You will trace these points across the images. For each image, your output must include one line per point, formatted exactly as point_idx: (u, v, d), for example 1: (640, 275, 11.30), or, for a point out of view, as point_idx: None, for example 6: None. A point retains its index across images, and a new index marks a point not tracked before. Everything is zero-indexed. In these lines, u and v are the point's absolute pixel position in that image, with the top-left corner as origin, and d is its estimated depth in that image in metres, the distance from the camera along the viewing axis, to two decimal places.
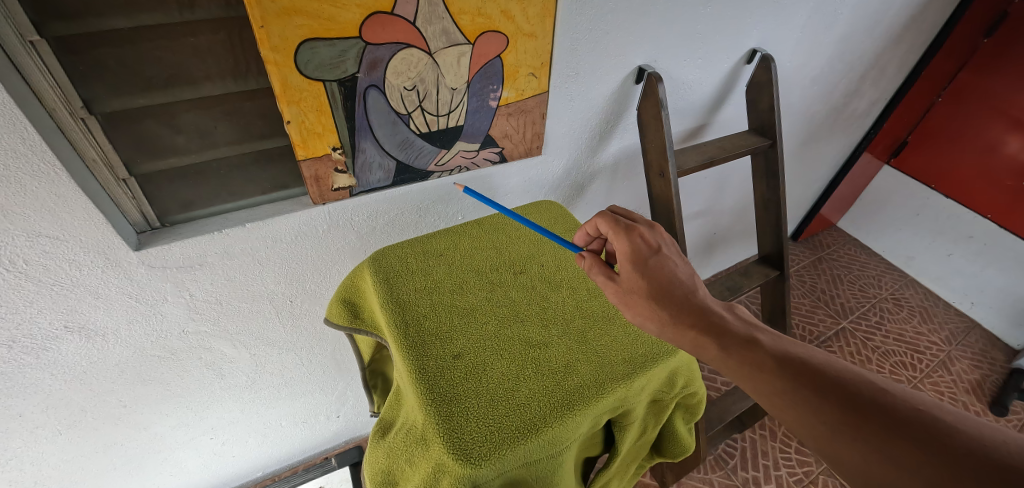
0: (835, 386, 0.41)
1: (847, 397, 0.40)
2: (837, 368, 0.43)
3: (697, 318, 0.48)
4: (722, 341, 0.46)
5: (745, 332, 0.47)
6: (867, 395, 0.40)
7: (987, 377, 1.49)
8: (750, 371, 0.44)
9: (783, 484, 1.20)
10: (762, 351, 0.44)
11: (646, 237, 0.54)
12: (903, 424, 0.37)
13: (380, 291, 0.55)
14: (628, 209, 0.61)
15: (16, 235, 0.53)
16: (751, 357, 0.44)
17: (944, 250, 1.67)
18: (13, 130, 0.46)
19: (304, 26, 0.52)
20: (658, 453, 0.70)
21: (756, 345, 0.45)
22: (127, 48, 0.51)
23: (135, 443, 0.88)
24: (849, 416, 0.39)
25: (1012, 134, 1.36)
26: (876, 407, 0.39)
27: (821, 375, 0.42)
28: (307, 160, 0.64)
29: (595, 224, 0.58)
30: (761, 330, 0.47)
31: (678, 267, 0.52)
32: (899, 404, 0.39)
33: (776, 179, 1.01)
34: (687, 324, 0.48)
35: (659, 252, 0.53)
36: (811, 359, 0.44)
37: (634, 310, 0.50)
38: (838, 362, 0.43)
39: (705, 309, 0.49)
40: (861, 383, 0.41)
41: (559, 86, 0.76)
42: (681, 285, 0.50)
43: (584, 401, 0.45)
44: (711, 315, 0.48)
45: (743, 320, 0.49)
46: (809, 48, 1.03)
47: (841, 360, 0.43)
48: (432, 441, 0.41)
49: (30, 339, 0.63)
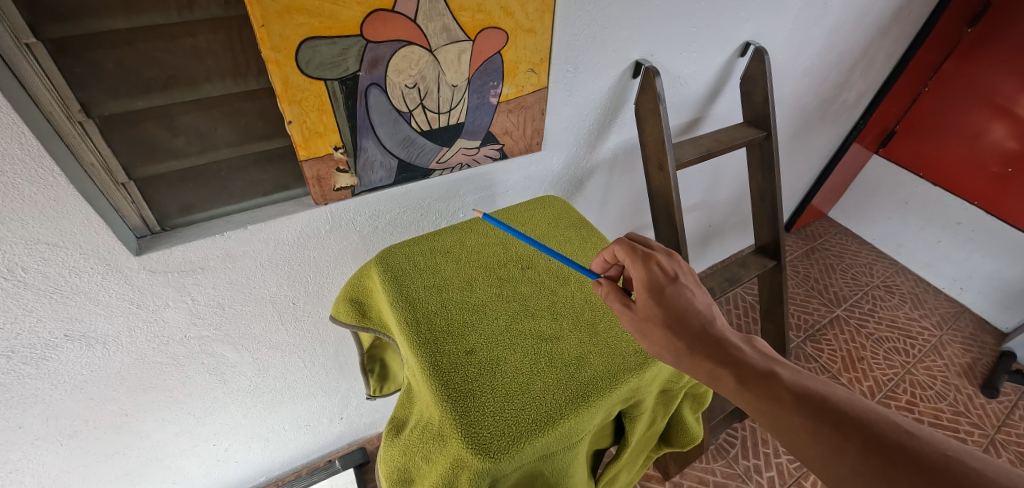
0: (857, 428, 0.40)
1: (868, 439, 0.39)
2: (857, 406, 0.42)
3: (714, 349, 0.46)
4: (738, 374, 0.44)
5: (765, 366, 0.45)
6: (890, 438, 0.39)
7: (978, 361, 1.52)
8: (767, 406, 0.43)
9: (784, 470, 1.22)
10: (781, 387, 0.43)
11: (663, 266, 0.52)
12: (928, 471, 0.36)
13: (389, 289, 0.54)
14: (647, 237, 0.59)
15: (14, 242, 0.52)
16: (771, 394, 0.43)
17: (933, 237, 1.71)
18: (10, 135, 0.45)
19: (305, 24, 0.52)
20: (666, 443, 0.71)
21: (776, 380, 0.44)
22: (125, 49, 0.50)
23: (137, 451, 0.88)
24: (873, 461, 0.38)
25: (997, 122, 1.39)
26: (900, 452, 0.38)
27: (841, 414, 0.41)
28: (309, 160, 0.63)
29: (612, 251, 0.56)
30: (779, 364, 0.46)
31: (697, 297, 0.50)
32: (926, 449, 0.37)
33: (771, 170, 1.02)
34: (702, 354, 0.46)
35: (676, 280, 0.51)
36: (832, 396, 0.43)
37: (648, 339, 0.48)
38: (861, 402, 0.42)
39: (724, 341, 0.47)
40: (885, 425, 0.39)
41: (558, 82, 0.76)
42: (699, 316, 0.48)
43: (598, 393, 0.45)
44: (730, 348, 0.46)
45: (761, 353, 0.47)
46: (800, 41, 1.04)
47: (864, 400, 0.42)
48: (450, 437, 0.41)
49: (29, 349, 0.62)
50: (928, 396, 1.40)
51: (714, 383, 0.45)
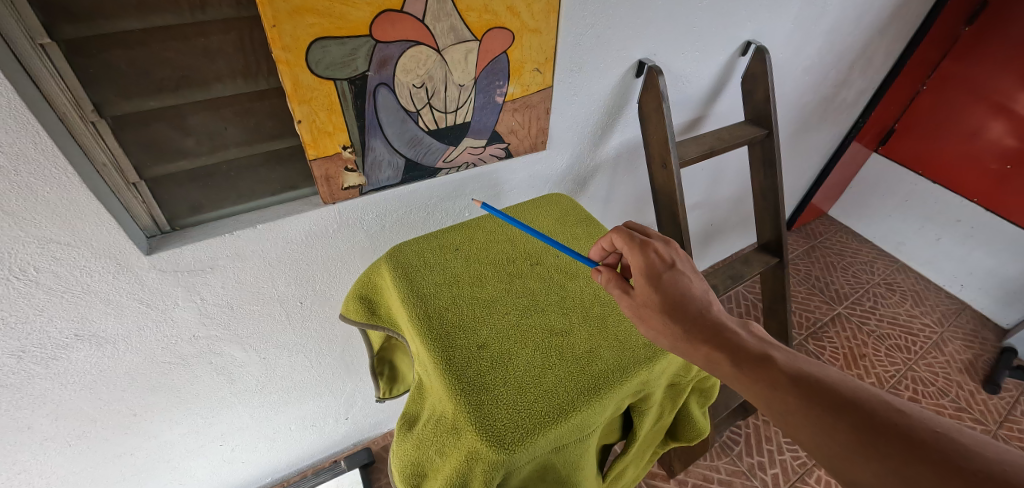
0: (849, 407, 0.40)
1: (860, 417, 0.39)
2: (850, 387, 0.42)
3: (710, 333, 0.47)
4: (735, 357, 0.45)
5: (759, 349, 0.46)
6: (881, 417, 0.39)
7: (979, 357, 1.53)
8: (763, 388, 0.43)
9: (788, 467, 1.22)
10: (776, 369, 0.44)
11: (661, 253, 0.53)
12: (918, 447, 0.36)
13: (401, 285, 0.55)
14: (644, 224, 0.59)
15: (27, 242, 0.52)
16: (767, 376, 0.43)
17: (933, 234, 1.71)
18: (25, 135, 0.45)
19: (315, 25, 0.53)
20: (673, 438, 0.72)
21: (771, 363, 0.44)
22: (138, 49, 0.51)
23: (145, 452, 0.88)
24: (865, 439, 0.38)
25: (994, 120, 1.40)
26: (891, 430, 0.38)
27: (833, 395, 0.41)
28: (318, 160, 0.64)
29: (609, 239, 0.57)
30: (774, 347, 0.46)
31: (694, 284, 0.51)
32: (915, 426, 0.38)
33: (773, 167, 1.03)
34: (700, 340, 0.47)
35: (674, 268, 0.52)
36: (825, 378, 0.43)
37: (647, 324, 0.49)
38: (852, 382, 0.43)
39: (719, 325, 0.48)
40: (876, 404, 0.40)
41: (562, 82, 0.77)
42: (696, 301, 0.49)
43: (610, 386, 0.46)
44: (726, 333, 0.47)
45: (756, 337, 0.47)
46: (801, 40, 1.05)
47: (856, 381, 0.43)
48: (464, 430, 0.42)
49: (40, 349, 0.62)
50: (930, 392, 1.41)
51: (712, 367, 0.45)
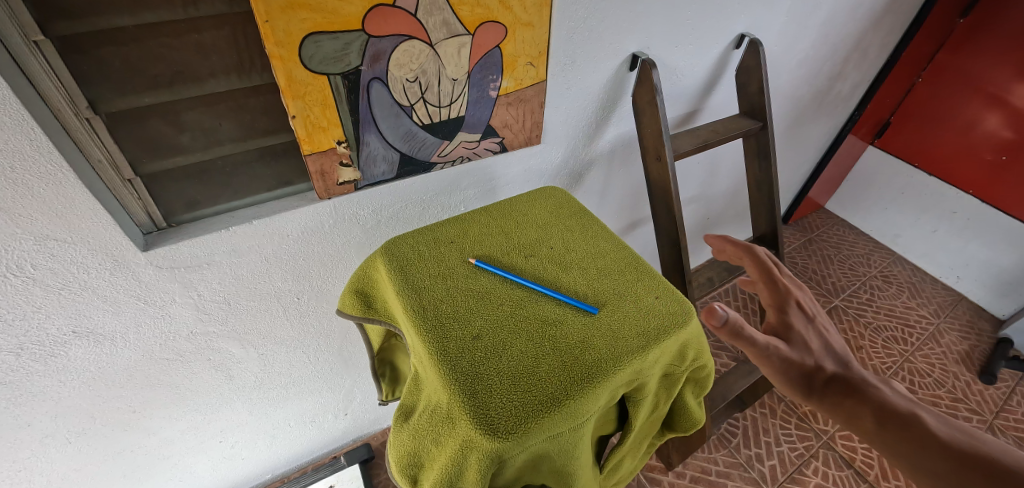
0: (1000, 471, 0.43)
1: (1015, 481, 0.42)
2: (1006, 456, 0.44)
3: (855, 391, 0.53)
4: (879, 414, 0.50)
5: (907, 410, 0.50)
6: None
7: (976, 347, 1.53)
8: (908, 446, 0.47)
9: (786, 459, 1.23)
10: (920, 428, 0.48)
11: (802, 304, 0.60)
12: None
13: (394, 277, 0.56)
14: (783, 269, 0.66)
15: (24, 238, 0.52)
16: (910, 433, 0.48)
17: (929, 226, 1.72)
18: (19, 131, 0.45)
19: (308, 20, 0.53)
20: (669, 429, 0.72)
21: (915, 423, 0.49)
22: (132, 46, 0.51)
23: (145, 449, 0.88)
24: None
25: (989, 111, 1.41)
26: None
27: (983, 457, 0.44)
28: (312, 155, 0.64)
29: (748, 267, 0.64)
30: (922, 411, 0.50)
31: (832, 336, 0.58)
32: None
33: (767, 160, 1.03)
34: (843, 394, 0.53)
35: (812, 320, 0.59)
36: (976, 444, 0.46)
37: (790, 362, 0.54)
38: (1006, 450, 0.45)
39: (862, 382, 0.54)
40: None
41: (556, 76, 0.77)
42: (836, 355, 0.56)
43: (602, 374, 0.46)
44: (868, 390, 0.53)
45: (905, 400, 0.52)
46: (795, 32, 1.05)
47: (1011, 451, 0.45)
48: (458, 419, 0.42)
49: (38, 346, 0.63)
50: (927, 383, 1.42)
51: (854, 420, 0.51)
